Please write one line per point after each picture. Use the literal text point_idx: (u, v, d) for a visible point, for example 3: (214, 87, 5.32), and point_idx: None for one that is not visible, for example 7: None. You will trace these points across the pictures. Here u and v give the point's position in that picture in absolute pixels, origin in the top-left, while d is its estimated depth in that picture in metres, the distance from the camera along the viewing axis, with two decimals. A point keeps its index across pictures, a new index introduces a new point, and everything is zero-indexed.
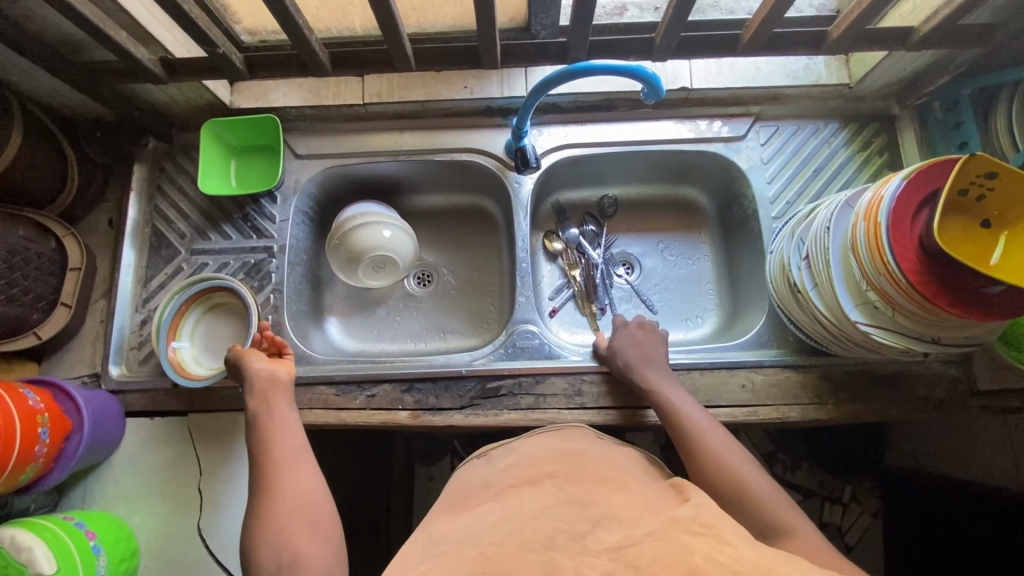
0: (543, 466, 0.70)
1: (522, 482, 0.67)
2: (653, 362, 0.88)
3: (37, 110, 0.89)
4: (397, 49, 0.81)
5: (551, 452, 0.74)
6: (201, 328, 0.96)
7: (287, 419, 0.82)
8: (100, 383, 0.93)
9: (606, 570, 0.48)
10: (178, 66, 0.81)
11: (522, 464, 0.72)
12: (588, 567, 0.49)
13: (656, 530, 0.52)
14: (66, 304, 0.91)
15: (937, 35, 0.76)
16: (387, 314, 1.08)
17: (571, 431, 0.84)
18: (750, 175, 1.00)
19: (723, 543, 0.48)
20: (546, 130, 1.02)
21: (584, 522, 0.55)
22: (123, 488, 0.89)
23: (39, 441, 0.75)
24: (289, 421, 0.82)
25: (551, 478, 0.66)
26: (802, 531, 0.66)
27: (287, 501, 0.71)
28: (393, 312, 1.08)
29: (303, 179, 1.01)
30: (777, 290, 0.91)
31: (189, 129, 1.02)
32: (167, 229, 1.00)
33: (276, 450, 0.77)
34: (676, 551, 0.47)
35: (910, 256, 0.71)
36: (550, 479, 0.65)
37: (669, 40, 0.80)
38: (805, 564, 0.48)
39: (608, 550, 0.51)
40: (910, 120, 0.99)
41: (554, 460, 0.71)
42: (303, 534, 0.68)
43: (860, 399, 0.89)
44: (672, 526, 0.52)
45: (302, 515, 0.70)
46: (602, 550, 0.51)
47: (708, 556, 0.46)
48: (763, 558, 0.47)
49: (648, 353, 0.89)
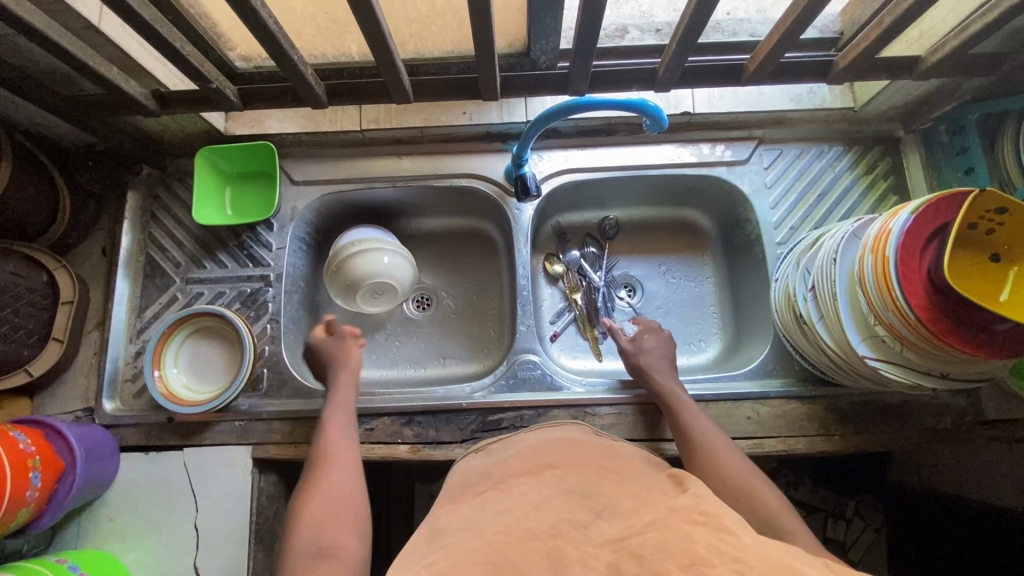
0: (541, 457, 0.67)
1: (522, 472, 0.64)
2: (664, 365, 0.90)
3: (26, 140, 0.87)
4: (395, 80, 0.79)
5: (551, 442, 0.71)
6: (179, 353, 0.93)
7: (341, 408, 0.85)
8: (94, 418, 0.91)
9: (609, 561, 0.46)
10: (172, 99, 0.80)
11: (521, 457, 0.69)
12: (592, 558, 0.47)
13: (657, 519, 0.50)
14: (58, 339, 0.89)
15: (944, 65, 0.75)
16: (386, 339, 1.06)
17: (568, 425, 0.81)
18: (754, 200, 0.99)
19: (725, 531, 0.45)
20: (547, 154, 1.01)
21: (586, 513, 0.53)
22: (118, 526, 0.87)
23: (31, 485, 0.73)
24: (343, 411, 0.85)
25: (553, 469, 0.63)
26: (799, 534, 0.65)
27: (335, 488, 0.73)
28: (392, 336, 1.06)
29: (300, 206, 0.99)
30: (782, 319, 0.90)
31: (182, 155, 1.01)
32: (162, 258, 0.98)
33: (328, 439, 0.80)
34: (678, 538, 0.45)
35: (919, 292, 0.69)
36: (551, 471, 0.63)
37: (672, 73, 0.79)
38: (804, 554, 0.46)
39: (609, 542, 0.49)
40: (915, 144, 0.98)
41: (554, 450, 0.68)
42: (340, 519, 0.70)
43: (867, 429, 0.88)
44: (673, 515, 0.50)
45: (342, 503, 0.72)
46: (604, 541, 0.50)
47: (711, 545, 0.44)
48: (769, 546, 0.45)
49: (660, 357, 0.91)
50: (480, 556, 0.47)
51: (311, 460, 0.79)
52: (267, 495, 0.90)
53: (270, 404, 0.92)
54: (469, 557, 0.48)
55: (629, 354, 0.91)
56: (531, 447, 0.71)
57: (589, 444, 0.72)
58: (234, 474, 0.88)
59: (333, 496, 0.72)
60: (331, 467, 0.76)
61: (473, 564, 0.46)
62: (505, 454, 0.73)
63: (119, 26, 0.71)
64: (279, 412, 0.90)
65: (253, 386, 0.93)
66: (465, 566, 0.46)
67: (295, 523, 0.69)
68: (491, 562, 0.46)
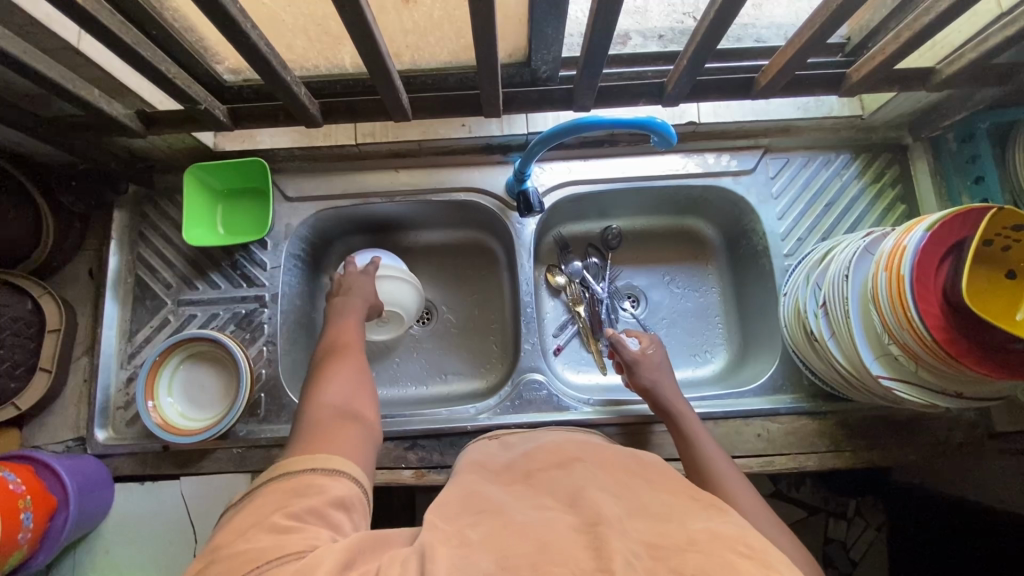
0: (564, 451, 0.66)
1: (550, 466, 0.62)
2: (672, 382, 0.84)
3: (5, 162, 0.83)
4: (392, 97, 0.76)
5: (573, 441, 0.70)
6: (172, 383, 0.90)
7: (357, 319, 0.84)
8: (86, 448, 0.88)
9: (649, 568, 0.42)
10: (158, 119, 0.77)
11: (545, 450, 0.67)
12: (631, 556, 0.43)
13: (698, 539, 0.46)
14: (45, 368, 0.86)
15: (960, 77, 0.74)
16: (396, 364, 1.03)
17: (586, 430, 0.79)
18: (760, 210, 0.97)
19: (772, 569, 0.43)
20: (548, 165, 0.98)
21: (618, 509, 0.51)
22: (115, 559, 0.85)
23: (22, 526, 0.71)
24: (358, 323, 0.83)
25: (583, 462, 0.62)
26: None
27: (351, 375, 0.73)
28: (401, 361, 1.03)
29: (294, 223, 0.96)
30: (792, 333, 0.89)
31: (170, 172, 0.97)
32: (151, 279, 0.95)
33: (347, 348, 0.77)
34: (719, 565, 0.43)
35: (935, 311, 0.67)
36: (580, 464, 0.62)
37: (681, 88, 0.77)
38: None
39: (647, 545, 0.45)
40: (924, 151, 0.96)
41: (575, 447, 0.67)
42: (353, 394, 0.70)
43: (876, 445, 0.88)
44: (714, 537, 0.47)
45: (357, 383, 0.72)
46: (641, 541, 0.46)
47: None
48: None
49: (665, 375, 0.85)
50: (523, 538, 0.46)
51: (323, 353, 0.77)
52: None
53: (269, 430, 0.89)
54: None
55: (636, 370, 0.85)
56: (551, 444, 0.69)
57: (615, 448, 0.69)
58: (234, 502, 0.86)
59: (349, 379, 0.72)
60: (350, 365, 0.74)
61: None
62: (524, 449, 0.70)
63: (99, 47, 0.68)
64: (278, 438, 0.87)
65: (251, 412, 0.90)
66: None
67: (313, 397, 0.68)
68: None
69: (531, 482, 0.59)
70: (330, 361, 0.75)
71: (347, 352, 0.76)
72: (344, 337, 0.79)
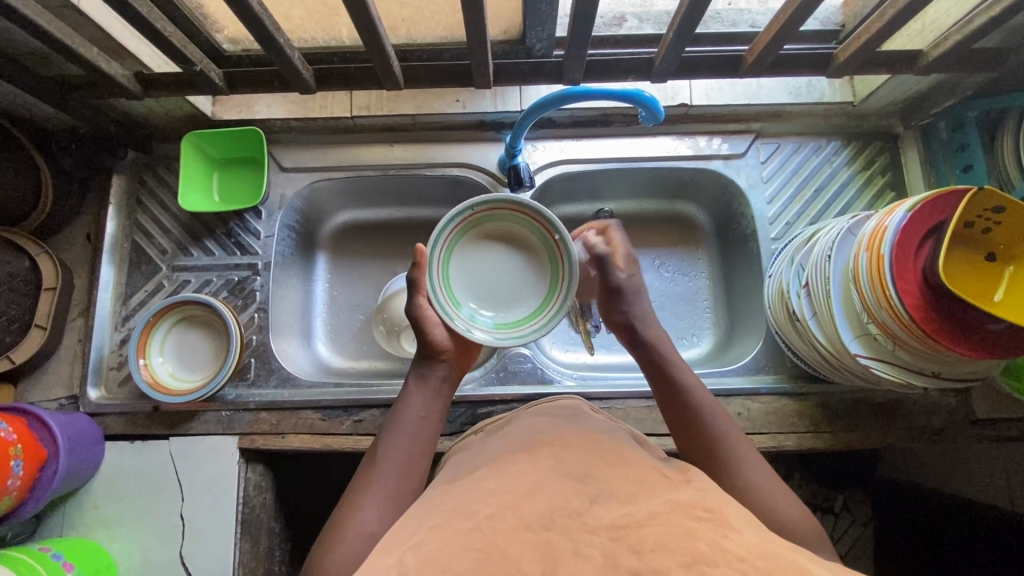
0: (533, 435, 0.61)
1: (515, 451, 0.57)
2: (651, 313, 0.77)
3: (8, 123, 0.85)
4: (385, 67, 0.77)
5: (541, 419, 0.66)
6: (164, 342, 0.92)
7: (425, 406, 0.68)
8: (78, 406, 0.90)
9: (606, 551, 0.42)
10: (155, 81, 0.79)
11: (516, 434, 0.63)
12: (586, 547, 0.43)
13: (658, 511, 0.45)
14: (41, 325, 0.88)
15: (946, 60, 0.75)
16: None
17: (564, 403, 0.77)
18: (749, 194, 0.98)
19: (727, 528, 0.43)
20: (541, 144, 0.99)
21: (580, 499, 0.48)
22: (103, 514, 0.86)
23: (12, 473, 0.72)
24: (426, 410, 0.68)
25: (551, 447, 0.57)
26: None
27: (396, 478, 0.61)
28: None
29: (289, 194, 0.97)
30: (775, 315, 0.90)
31: (168, 140, 0.99)
32: (148, 244, 0.96)
33: (399, 440, 0.64)
34: (679, 537, 0.42)
35: (913, 291, 0.68)
36: (546, 449, 0.56)
37: (669, 63, 0.78)
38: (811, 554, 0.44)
39: (606, 526, 0.44)
40: (914, 141, 0.96)
41: (546, 430, 0.62)
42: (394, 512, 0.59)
43: (857, 427, 0.88)
44: (674, 509, 0.45)
45: (401, 498, 0.60)
46: (601, 527, 0.44)
47: (713, 541, 0.41)
48: (773, 543, 0.43)
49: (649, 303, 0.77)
50: (469, 541, 0.44)
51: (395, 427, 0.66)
52: (254, 485, 0.89)
53: (257, 394, 0.91)
54: (455, 534, 0.45)
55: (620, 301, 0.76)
56: (520, 429, 0.65)
57: (584, 424, 0.64)
58: (220, 463, 0.87)
59: (391, 488, 0.61)
60: (400, 471, 0.62)
61: (464, 549, 0.43)
62: (497, 432, 0.67)
63: (98, 6, 0.70)
64: (266, 402, 0.89)
65: (241, 376, 0.92)
66: (442, 545, 0.44)
67: (350, 510, 0.58)
68: (481, 549, 0.43)
69: (499, 465, 0.55)
70: (378, 455, 0.63)
71: (397, 445, 0.64)
72: (401, 426, 0.66)
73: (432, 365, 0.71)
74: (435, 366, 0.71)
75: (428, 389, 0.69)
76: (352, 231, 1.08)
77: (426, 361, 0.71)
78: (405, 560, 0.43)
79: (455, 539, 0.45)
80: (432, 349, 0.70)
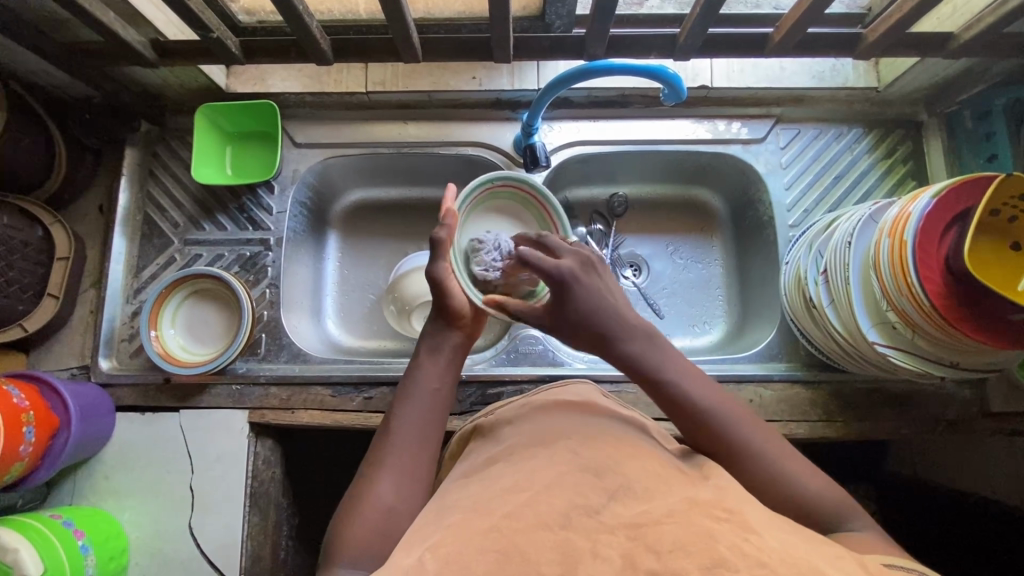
0: (551, 427, 0.60)
1: (533, 443, 0.57)
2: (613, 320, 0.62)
3: (22, 90, 0.85)
4: (403, 39, 0.76)
5: (557, 407, 0.66)
6: (175, 315, 0.92)
7: (437, 375, 0.67)
8: (90, 376, 0.90)
9: (624, 552, 0.41)
10: (170, 50, 0.78)
11: (533, 425, 0.62)
12: (604, 548, 0.41)
13: (675, 508, 0.44)
14: (53, 294, 0.88)
15: (978, 43, 0.73)
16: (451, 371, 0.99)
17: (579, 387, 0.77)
18: (768, 180, 0.96)
19: (747, 529, 0.42)
20: (557, 125, 0.98)
21: (599, 495, 0.47)
22: (113, 485, 0.87)
23: (25, 439, 0.73)
24: (442, 380, 0.67)
25: (566, 439, 0.56)
26: None
27: (413, 450, 0.61)
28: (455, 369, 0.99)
29: (302, 169, 0.97)
30: (792, 303, 0.89)
31: (182, 113, 0.98)
32: (160, 217, 0.96)
33: (413, 412, 0.64)
34: (699, 536, 0.41)
35: (935, 278, 0.67)
36: (563, 442, 0.56)
37: (693, 40, 0.76)
38: (834, 555, 0.42)
39: (623, 527, 0.43)
40: (938, 129, 0.94)
41: (563, 421, 0.61)
42: (411, 485, 0.59)
43: (869, 417, 0.88)
44: (689, 505, 0.45)
45: (417, 471, 0.60)
46: (618, 526, 0.43)
47: (731, 542, 0.40)
48: (793, 544, 0.42)
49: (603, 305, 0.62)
50: (487, 542, 0.43)
51: (405, 396, 0.65)
52: (264, 460, 0.90)
53: (268, 368, 0.91)
54: (474, 526, 0.45)
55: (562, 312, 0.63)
56: (535, 419, 0.64)
57: (601, 414, 0.64)
58: (230, 438, 0.87)
59: (407, 460, 0.60)
60: (414, 443, 0.62)
61: (480, 550, 0.42)
62: (512, 421, 0.66)
63: None
64: (276, 378, 0.89)
65: (252, 350, 0.92)
66: (461, 541, 0.43)
67: (367, 484, 0.58)
68: (499, 550, 0.41)
69: (515, 459, 0.55)
70: (392, 426, 0.63)
71: (412, 416, 0.63)
72: (414, 397, 0.65)
73: (447, 334, 0.71)
74: (448, 334, 0.71)
75: (439, 358, 0.69)
76: (364, 210, 1.07)
77: (440, 331, 0.71)
78: (423, 557, 0.42)
79: (470, 534, 0.44)
80: (451, 316, 0.71)
